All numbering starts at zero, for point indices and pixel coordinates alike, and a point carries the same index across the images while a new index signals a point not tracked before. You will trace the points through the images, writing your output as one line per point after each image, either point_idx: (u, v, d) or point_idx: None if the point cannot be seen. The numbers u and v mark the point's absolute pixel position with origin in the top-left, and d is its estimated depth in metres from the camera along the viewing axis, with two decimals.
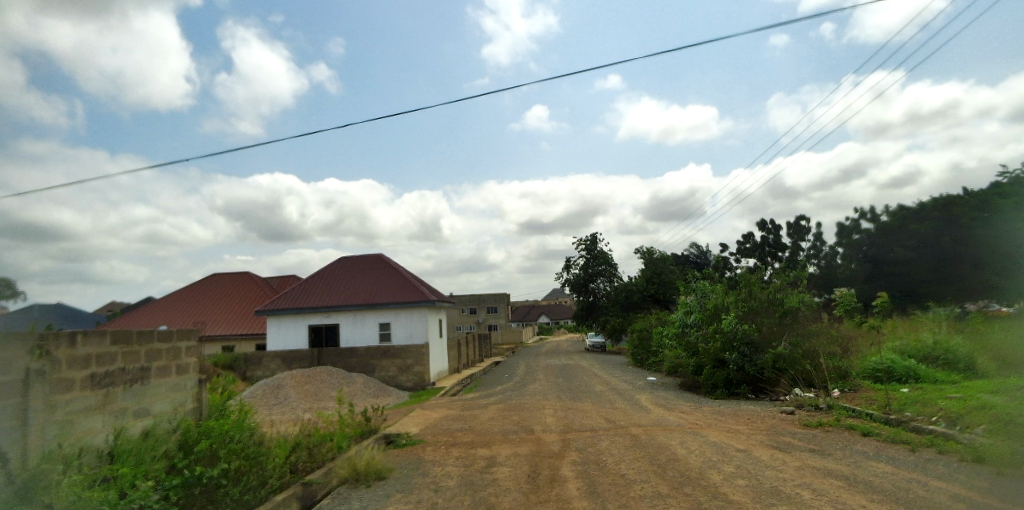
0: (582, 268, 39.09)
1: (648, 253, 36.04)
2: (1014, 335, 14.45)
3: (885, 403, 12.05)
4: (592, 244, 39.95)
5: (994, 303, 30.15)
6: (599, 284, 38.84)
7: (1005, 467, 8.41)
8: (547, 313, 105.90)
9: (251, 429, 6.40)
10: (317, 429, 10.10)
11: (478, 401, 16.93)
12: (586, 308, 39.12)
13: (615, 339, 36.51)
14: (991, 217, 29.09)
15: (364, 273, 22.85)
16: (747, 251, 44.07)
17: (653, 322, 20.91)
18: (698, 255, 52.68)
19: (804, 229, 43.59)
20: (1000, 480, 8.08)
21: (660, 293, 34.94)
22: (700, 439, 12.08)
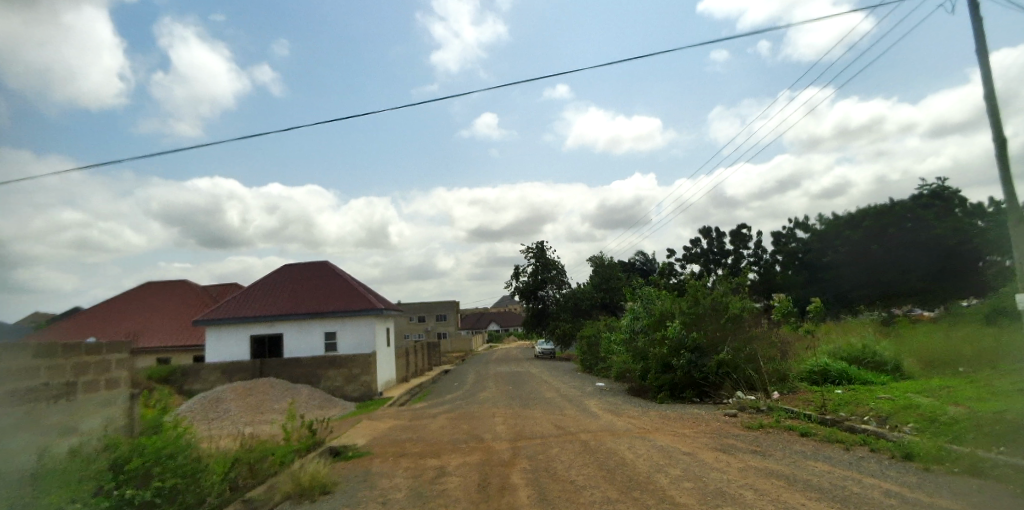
0: (531, 276, 39.29)
1: (597, 260, 36.60)
2: (937, 338, 15.43)
3: (820, 404, 12.61)
4: (541, 252, 40.21)
5: (916, 308, 32.30)
6: (549, 292, 39.14)
7: (932, 463, 8.94)
8: (498, 320, 105.98)
9: (187, 445, 6.03)
10: (258, 444, 9.62)
11: (427, 411, 16.65)
12: (536, 316, 39.32)
13: (565, 345, 36.83)
14: (916, 228, 30.93)
15: (308, 281, 22.11)
16: (691, 258, 45.49)
17: (601, 329, 21.17)
18: (645, 262, 54.05)
19: (746, 237, 45.45)
20: (926, 476, 8.57)
21: (609, 300, 35.37)
22: (648, 443, 12.28)
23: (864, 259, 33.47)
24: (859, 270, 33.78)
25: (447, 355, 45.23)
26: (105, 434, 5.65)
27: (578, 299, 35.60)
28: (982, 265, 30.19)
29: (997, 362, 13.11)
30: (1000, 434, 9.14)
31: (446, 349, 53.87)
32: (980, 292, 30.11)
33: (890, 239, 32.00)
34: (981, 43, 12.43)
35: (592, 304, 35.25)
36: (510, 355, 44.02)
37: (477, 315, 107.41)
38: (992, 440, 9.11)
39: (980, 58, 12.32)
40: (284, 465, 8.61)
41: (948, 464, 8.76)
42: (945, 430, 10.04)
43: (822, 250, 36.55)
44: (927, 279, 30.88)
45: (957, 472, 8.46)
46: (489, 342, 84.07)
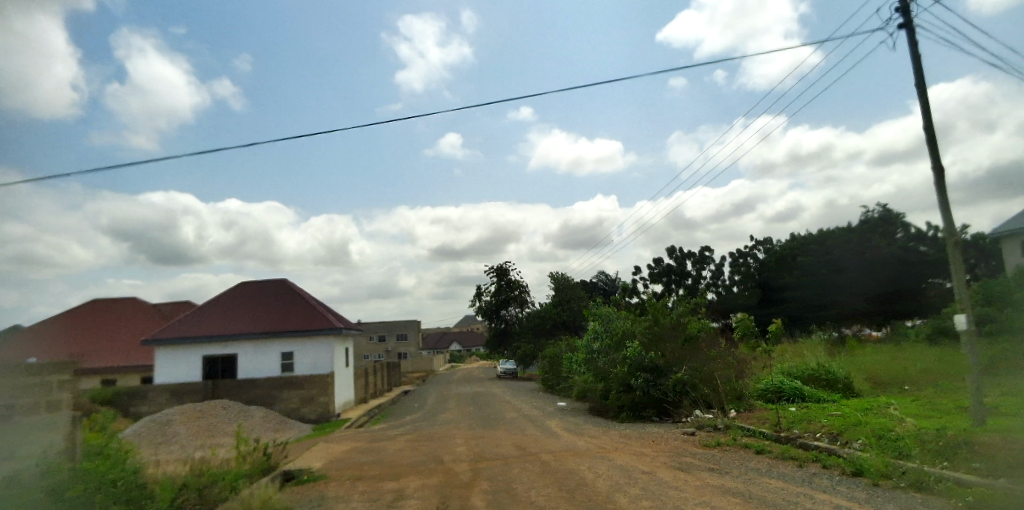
0: (494, 295, 39.26)
1: (559, 280, 36.80)
2: (885, 357, 15.99)
3: (775, 421, 12.95)
4: (504, 272, 40.31)
5: (866, 328, 33.29)
6: (511, 311, 39.31)
7: (880, 478, 9.29)
8: (460, 341, 105.10)
9: (131, 471, 5.79)
10: (209, 468, 9.20)
11: (386, 432, 16.30)
12: (498, 335, 39.29)
13: (527, 365, 36.82)
14: (862, 250, 32.55)
15: (264, 300, 21.45)
16: (653, 278, 46.29)
17: (562, 348, 21.16)
18: (607, 281, 54.82)
19: (705, 258, 46.60)
20: (874, 490, 8.89)
21: (571, 320, 35.41)
22: (608, 462, 12.32)
23: (813, 283, 34.57)
24: (810, 293, 34.85)
25: (406, 376, 44.59)
26: (45, 459, 5.30)
27: (541, 319, 35.54)
28: (923, 288, 31.86)
29: (938, 381, 13.82)
30: (941, 450, 9.61)
31: (406, 369, 52.87)
32: (920, 312, 31.61)
33: (837, 262, 33.39)
34: (918, 82, 13.34)
35: (555, 324, 35.32)
36: (472, 375, 43.56)
37: (439, 335, 106.07)
38: (933, 456, 9.57)
39: (918, 94, 13.23)
40: (236, 489, 8.27)
41: (894, 479, 9.12)
42: (892, 445, 10.46)
43: (777, 274, 37.77)
44: (874, 300, 32.29)
45: (902, 486, 8.82)
46: (448, 362, 83.02)
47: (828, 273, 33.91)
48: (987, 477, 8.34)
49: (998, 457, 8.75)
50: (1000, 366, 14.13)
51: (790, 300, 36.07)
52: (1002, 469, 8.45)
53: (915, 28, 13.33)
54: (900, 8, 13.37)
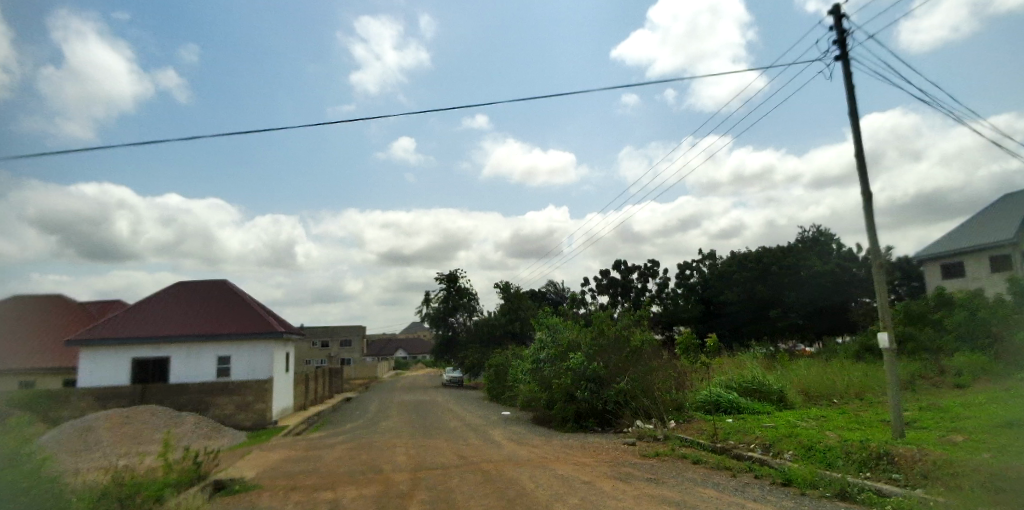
0: (443, 302, 39.03)
1: (507, 288, 36.86)
2: (816, 371, 16.60)
3: (712, 432, 13.30)
4: (454, 279, 40.22)
5: (800, 343, 35.00)
6: (459, 319, 39.07)
7: (807, 488, 9.67)
8: (406, 348, 103.47)
9: (47, 479, 5.48)
10: (131, 477, 8.67)
11: (324, 440, 15.82)
12: (444, 343, 38.97)
13: (474, 375, 36.47)
14: (798, 269, 33.95)
15: (201, 301, 20.51)
16: (601, 289, 47.05)
17: (508, 357, 21.10)
18: (555, 292, 55.24)
19: (651, 271, 47.79)
20: (801, 500, 9.24)
21: (520, 330, 35.42)
22: (549, 472, 12.35)
23: (751, 299, 35.71)
24: (748, 309, 36.03)
25: (349, 383, 43.51)
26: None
27: (491, 327, 35.55)
28: (853, 305, 33.89)
29: (864, 396, 14.57)
30: (863, 461, 10.11)
31: (349, 375, 51.54)
32: (849, 329, 34.02)
33: (773, 279, 34.61)
34: (851, 112, 14.11)
35: (502, 332, 35.35)
36: (417, 383, 42.97)
37: (386, 341, 104.05)
38: (856, 467, 10.07)
39: (851, 123, 14.01)
40: (160, 500, 7.78)
41: (820, 489, 9.51)
42: (819, 457, 10.91)
43: (717, 288, 38.75)
44: (808, 316, 33.97)
45: (827, 495, 9.20)
46: (393, 369, 81.55)
47: (764, 289, 35.05)
48: (904, 487, 8.83)
49: (913, 468, 9.29)
50: (919, 382, 14.97)
51: (729, 314, 37.25)
52: (918, 480, 8.97)
53: (850, 61, 14.12)
54: (837, 42, 14.14)
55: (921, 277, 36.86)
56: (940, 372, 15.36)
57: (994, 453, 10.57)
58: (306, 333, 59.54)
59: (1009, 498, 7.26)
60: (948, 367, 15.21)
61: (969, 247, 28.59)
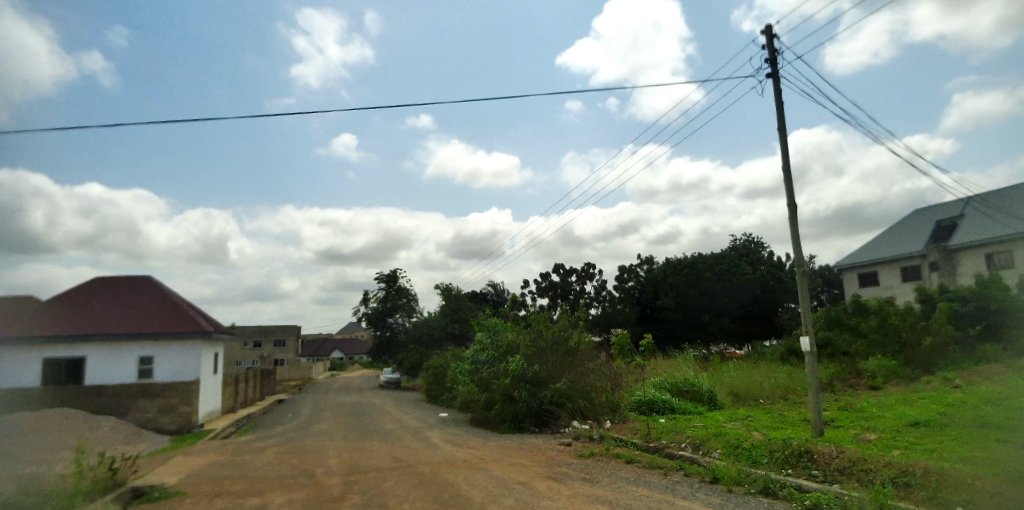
0: (381, 302, 38.50)
1: (448, 290, 36.60)
2: (745, 372, 17.25)
3: (645, 432, 13.65)
4: (394, 278, 39.65)
5: (732, 347, 36.59)
6: (398, 320, 38.27)
7: (734, 485, 10.07)
8: (343, 349, 101.07)
9: None
10: (39, 484, 8.01)
11: (253, 444, 15.23)
12: (382, 344, 38.26)
13: (413, 376, 35.90)
14: (730, 275, 35.63)
15: (122, 298, 19.31)
16: (541, 291, 47.52)
17: (447, 358, 20.95)
18: (496, 293, 55.38)
19: (590, 274, 48.74)
20: (728, 497, 9.59)
21: (459, 331, 35.50)
22: (485, 473, 12.33)
23: (685, 304, 36.47)
24: (682, 312, 36.67)
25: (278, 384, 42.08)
26: None
27: (429, 328, 35.09)
28: (779, 311, 36.42)
29: (788, 396, 15.32)
30: (786, 459, 10.64)
31: (284, 377, 49.78)
32: (776, 334, 36.15)
33: (705, 284, 35.62)
34: (780, 128, 14.88)
35: (441, 334, 35.07)
36: (355, 385, 42.04)
37: (322, 342, 101.12)
38: (779, 465, 10.59)
39: (779, 138, 14.77)
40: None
41: (745, 486, 9.92)
42: (746, 455, 11.36)
43: (652, 293, 39.62)
44: (739, 320, 35.84)
45: (752, 492, 9.61)
46: (330, 371, 79.42)
47: (697, 294, 35.91)
48: (821, 483, 9.34)
49: (831, 465, 9.81)
50: (838, 383, 15.84)
51: (663, 318, 37.81)
52: (835, 476, 9.50)
53: (780, 78, 14.88)
54: (769, 60, 14.87)
55: (840, 284, 39.27)
56: (856, 373, 16.30)
57: (902, 450, 11.33)
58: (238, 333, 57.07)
59: (914, 494, 7.82)
60: (863, 369, 16.19)
61: (885, 258, 30.63)
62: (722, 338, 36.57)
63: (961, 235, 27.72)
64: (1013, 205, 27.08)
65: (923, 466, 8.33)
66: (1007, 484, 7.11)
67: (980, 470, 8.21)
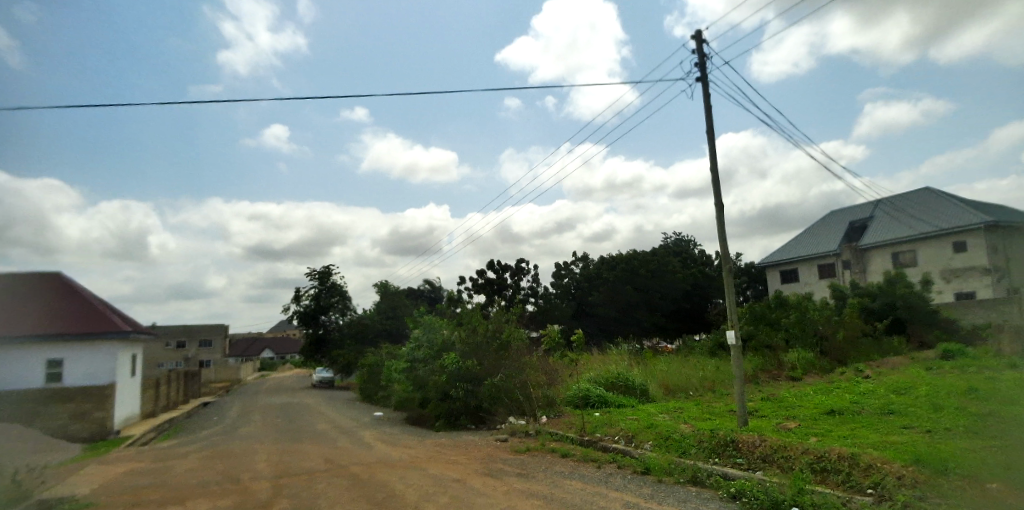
0: (313, 300, 37.58)
1: (384, 286, 35.96)
2: (675, 366, 17.85)
3: (580, 426, 13.91)
4: (326, 275, 38.63)
5: (662, 341, 38.06)
6: (331, 317, 37.70)
7: (664, 475, 10.42)
8: (275, 349, 97.53)
9: None
10: None
11: (176, 450, 14.51)
12: (315, 342, 37.68)
13: (346, 374, 35.40)
14: (662, 272, 37.04)
15: (25, 296, 17.82)
16: (478, 288, 47.51)
17: (382, 356, 20.61)
18: (432, 289, 54.98)
19: (526, 270, 49.18)
20: (658, 486, 9.93)
21: (394, 329, 34.33)
22: (420, 472, 12.23)
23: (620, 299, 37.12)
24: (616, 307, 37.31)
25: (204, 386, 40.10)
26: None
27: (363, 326, 34.67)
28: (707, 307, 38.41)
29: (716, 388, 16.00)
30: (713, 448, 11.12)
31: (209, 379, 47.30)
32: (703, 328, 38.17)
33: (639, 280, 36.74)
34: (708, 131, 15.49)
35: (375, 332, 34.15)
36: (287, 385, 40.70)
37: (252, 341, 97.25)
38: (706, 454, 11.06)
39: (708, 141, 15.37)
40: None
41: (674, 475, 10.29)
42: (676, 446, 11.79)
43: (588, 289, 39.38)
44: (668, 316, 37.55)
45: (681, 481, 9.97)
46: (260, 371, 76.50)
47: (632, 290, 36.98)
48: (745, 470, 9.83)
49: (754, 452, 10.33)
50: (761, 375, 16.64)
51: (599, 313, 37.70)
52: (757, 463, 10.02)
53: (709, 83, 15.45)
54: (698, 64, 15.40)
55: (764, 280, 41.44)
56: (777, 365, 17.17)
57: (818, 437, 12.07)
58: (158, 333, 53.73)
59: (829, 478, 8.35)
60: (784, 361, 17.06)
61: (806, 255, 32.46)
62: (654, 332, 37.85)
63: (872, 235, 29.66)
64: (916, 207, 29.33)
65: (835, 451, 8.88)
66: (909, 466, 7.70)
67: (885, 454, 8.82)
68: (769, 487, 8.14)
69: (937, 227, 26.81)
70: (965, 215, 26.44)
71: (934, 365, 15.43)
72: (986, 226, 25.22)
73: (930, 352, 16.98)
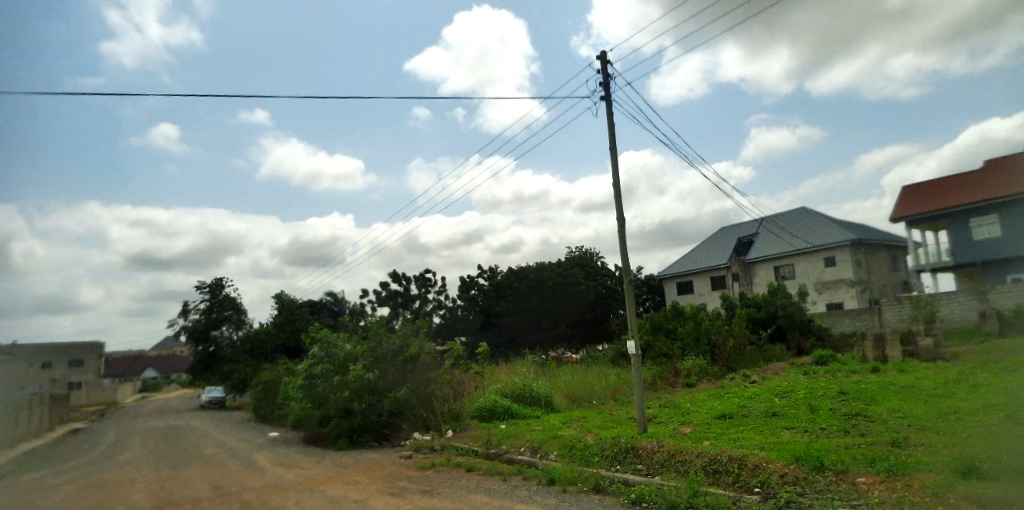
0: (203, 314, 35.22)
1: (282, 298, 34.19)
2: (579, 375, 18.38)
3: (486, 439, 13.95)
4: (218, 287, 36.36)
5: (568, 351, 39.15)
6: (224, 332, 35.58)
7: (568, 484, 10.64)
8: (160, 366, 89.94)
9: None
10: None
11: (36, 483, 13.00)
12: (206, 360, 35.69)
13: (242, 390, 33.39)
14: (567, 283, 38.72)
15: None
16: (382, 300, 46.43)
17: (279, 373, 19.69)
18: (335, 300, 53.22)
19: (432, 282, 48.75)
20: (562, 497, 10.11)
21: (293, 344, 33.25)
22: (319, 495, 11.73)
23: (527, 309, 38.01)
24: (523, 317, 38.00)
25: (75, 410, 36.14)
26: None
27: (260, 341, 33.08)
28: (609, 317, 40.63)
29: (617, 396, 16.65)
30: (615, 456, 11.50)
31: (80, 402, 42.69)
32: (606, 337, 40.16)
33: (545, 290, 38.07)
34: (611, 147, 16.15)
35: (275, 347, 32.86)
36: (176, 405, 37.65)
37: (136, 358, 89.13)
38: (609, 461, 11.43)
39: (611, 158, 16.03)
40: None
41: (578, 484, 10.53)
42: (579, 455, 12.08)
43: (494, 299, 38.91)
44: (573, 325, 39.20)
45: (584, 490, 10.21)
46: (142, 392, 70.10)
47: (540, 300, 38.13)
48: (644, 476, 10.23)
49: (653, 458, 10.80)
50: (659, 382, 17.46)
51: (506, 323, 38.04)
52: (656, 468, 10.46)
53: (612, 102, 16.13)
54: (602, 84, 16.04)
55: (661, 291, 43.79)
56: (674, 372, 18.05)
57: (710, 441, 12.83)
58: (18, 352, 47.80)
59: (720, 480, 8.71)
60: (679, 368, 18.00)
61: (699, 268, 34.51)
62: (560, 342, 38.89)
63: (760, 249, 32.16)
64: (796, 223, 32.09)
65: (726, 454, 9.31)
66: (791, 465, 8.22)
67: (769, 455, 9.38)
68: (665, 492, 8.37)
69: (813, 243, 29.50)
70: (836, 232, 29.32)
71: (810, 370, 16.92)
72: (851, 243, 28.05)
73: (806, 358, 18.60)
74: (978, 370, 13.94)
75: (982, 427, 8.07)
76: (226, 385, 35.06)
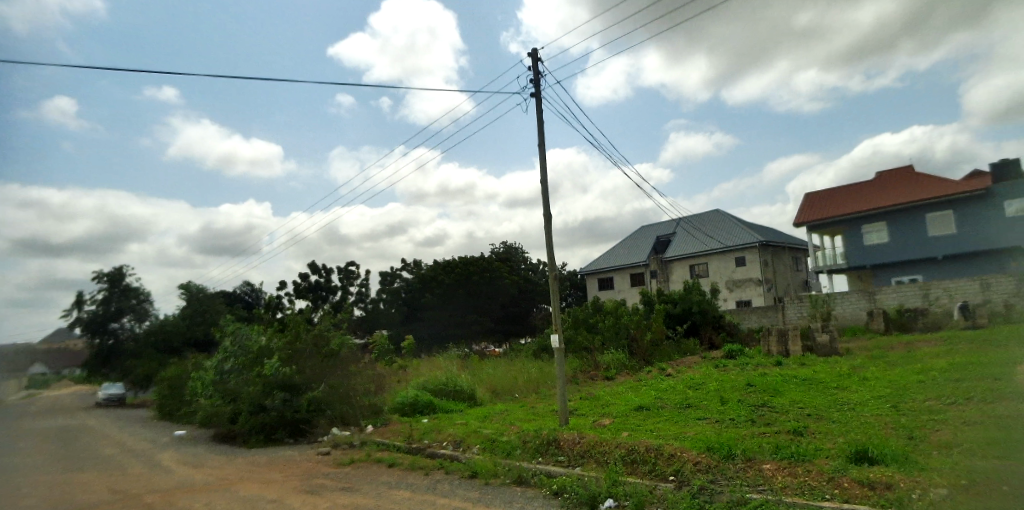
0: (101, 304, 32.34)
1: (191, 289, 32.15)
2: (501, 369, 18.49)
3: (408, 434, 13.72)
4: (118, 276, 33.48)
5: (490, 345, 39.31)
6: (124, 324, 32.78)
7: (490, 477, 10.66)
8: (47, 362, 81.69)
9: None
10: None
11: None
12: (102, 353, 32.64)
13: (143, 386, 31.06)
14: (492, 277, 38.94)
15: None
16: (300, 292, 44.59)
17: (186, 368, 18.50)
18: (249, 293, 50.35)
19: (355, 274, 47.42)
20: (485, 489, 10.12)
21: (202, 337, 31.46)
22: (229, 495, 11.06)
23: (451, 302, 37.78)
24: (447, 311, 37.77)
25: None
26: None
27: (165, 333, 30.89)
28: (533, 311, 41.51)
29: (539, 390, 16.91)
30: (537, 448, 11.65)
31: None
32: (529, 332, 40.75)
33: (470, 285, 38.01)
34: (540, 145, 16.35)
35: (183, 340, 30.99)
36: (66, 404, 34.35)
37: None
38: (531, 454, 11.56)
39: (540, 154, 16.21)
40: None
41: (500, 477, 10.58)
42: (502, 448, 12.13)
43: (419, 291, 38.44)
44: (497, 320, 39.41)
45: (507, 482, 10.26)
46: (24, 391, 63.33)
47: (464, 294, 38.00)
48: (566, 467, 10.44)
49: (574, 449, 11.05)
50: (580, 375, 17.89)
51: (432, 317, 37.78)
52: (577, 459, 10.71)
53: (543, 100, 16.33)
54: (533, 81, 16.18)
55: (584, 288, 45.02)
56: (594, 365, 18.60)
57: (629, 432, 13.30)
58: None
59: (638, 469, 9.00)
60: (600, 362, 18.55)
61: (620, 265, 35.73)
62: (482, 337, 38.98)
63: (677, 248, 33.79)
64: (710, 225, 33.94)
65: (643, 445, 9.63)
66: (703, 453, 8.63)
67: (683, 444, 9.78)
68: (586, 482, 8.45)
69: (725, 244, 31.32)
70: (745, 234, 31.30)
71: (720, 364, 17.95)
72: (759, 244, 30.04)
73: (717, 352, 19.71)
74: (866, 364, 15.30)
75: (870, 417, 8.84)
76: (126, 381, 32.42)
